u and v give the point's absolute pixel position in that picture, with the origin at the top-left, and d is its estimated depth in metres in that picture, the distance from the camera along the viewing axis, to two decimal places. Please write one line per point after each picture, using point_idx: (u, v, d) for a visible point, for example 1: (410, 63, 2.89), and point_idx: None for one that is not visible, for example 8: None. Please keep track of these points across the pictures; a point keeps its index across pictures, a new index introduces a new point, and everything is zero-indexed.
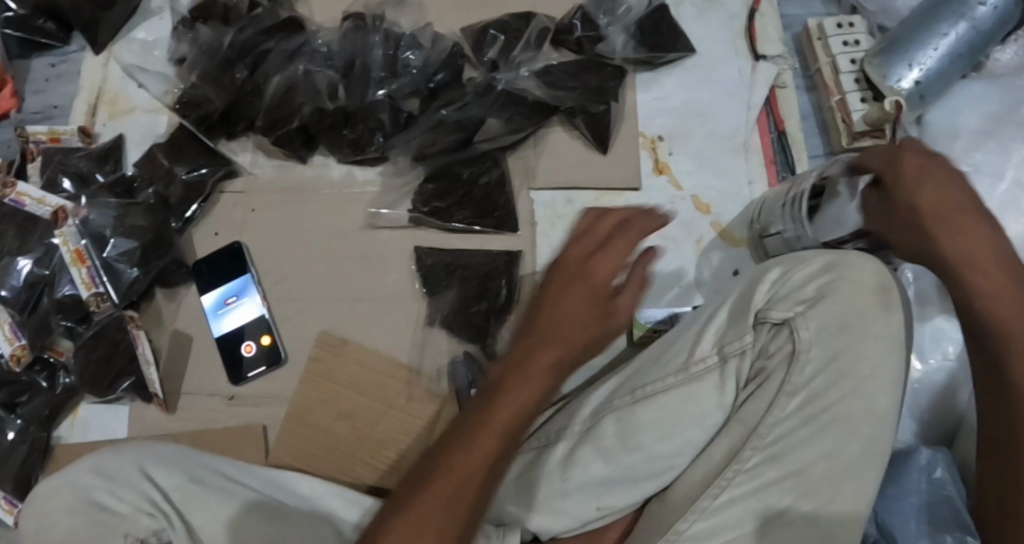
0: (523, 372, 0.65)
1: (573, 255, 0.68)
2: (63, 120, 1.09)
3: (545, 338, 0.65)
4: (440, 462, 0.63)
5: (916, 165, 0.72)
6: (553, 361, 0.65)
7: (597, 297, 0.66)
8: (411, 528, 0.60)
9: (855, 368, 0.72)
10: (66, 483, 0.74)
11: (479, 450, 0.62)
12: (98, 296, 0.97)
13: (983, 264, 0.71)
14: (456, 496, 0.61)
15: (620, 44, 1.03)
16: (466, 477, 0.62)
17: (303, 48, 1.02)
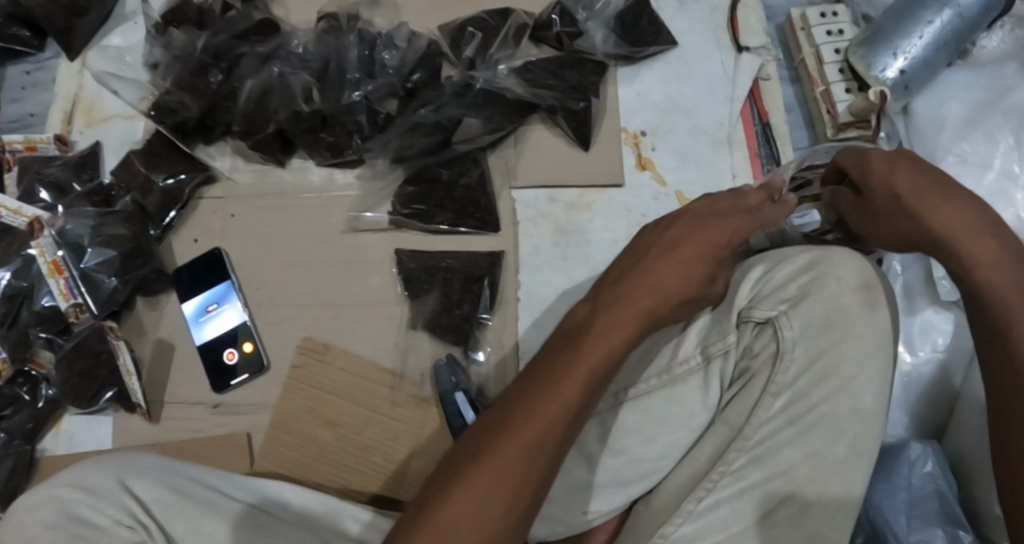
0: (618, 318, 0.63)
1: (682, 219, 0.70)
2: (39, 128, 1.07)
3: (642, 287, 0.65)
4: (528, 404, 0.59)
5: (883, 156, 0.74)
6: (644, 310, 0.64)
7: (711, 256, 0.68)
8: (508, 467, 0.57)
9: (839, 367, 0.71)
10: (45, 498, 0.73)
11: (571, 394, 0.59)
12: (76, 308, 0.95)
13: (965, 237, 0.70)
14: (544, 441, 0.57)
15: (600, 39, 1.01)
16: (553, 422, 0.58)
17: (280, 50, 1.01)
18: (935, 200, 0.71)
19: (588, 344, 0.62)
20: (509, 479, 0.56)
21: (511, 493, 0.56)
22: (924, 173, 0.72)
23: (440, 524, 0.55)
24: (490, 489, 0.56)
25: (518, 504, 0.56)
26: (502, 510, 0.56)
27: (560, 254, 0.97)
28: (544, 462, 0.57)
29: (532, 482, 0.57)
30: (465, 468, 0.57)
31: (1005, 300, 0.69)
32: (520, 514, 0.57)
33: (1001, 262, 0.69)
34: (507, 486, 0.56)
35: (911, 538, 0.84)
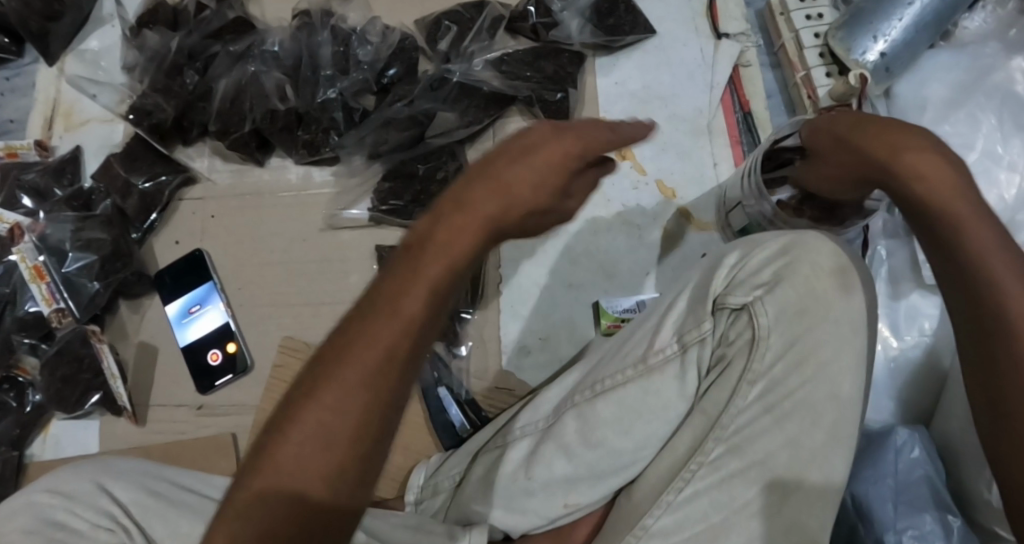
0: (457, 225, 0.55)
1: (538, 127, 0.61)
2: (20, 134, 1.07)
3: (491, 192, 0.57)
4: (365, 327, 0.51)
5: (851, 119, 0.72)
6: (488, 217, 0.56)
7: (571, 164, 0.60)
8: (340, 387, 0.50)
9: (816, 353, 0.70)
10: (22, 504, 0.74)
11: (409, 311, 0.52)
12: (59, 312, 0.95)
13: (935, 178, 0.65)
14: (382, 367, 0.50)
15: (576, 29, 1.00)
16: (393, 344, 0.51)
17: (252, 48, 1.00)
18: (906, 143, 0.68)
19: (426, 257, 0.54)
20: (349, 411, 0.50)
21: (353, 425, 0.50)
22: (889, 123, 0.70)
23: (271, 469, 0.49)
24: (328, 424, 0.49)
25: (363, 439, 0.50)
26: (346, 448, 0.50)
27: (539, 247, 0.96)
28: (388, 389, 0.51)
29: (379, 413, 0.50)
30: (296, 403, 0.50)
31: (992, 254, 0.63)
32: (367, 447, 0.50)
33: (975, 205, 0.65)
34: (346, 419, 0.50)
35: (898, 524, 0.83)
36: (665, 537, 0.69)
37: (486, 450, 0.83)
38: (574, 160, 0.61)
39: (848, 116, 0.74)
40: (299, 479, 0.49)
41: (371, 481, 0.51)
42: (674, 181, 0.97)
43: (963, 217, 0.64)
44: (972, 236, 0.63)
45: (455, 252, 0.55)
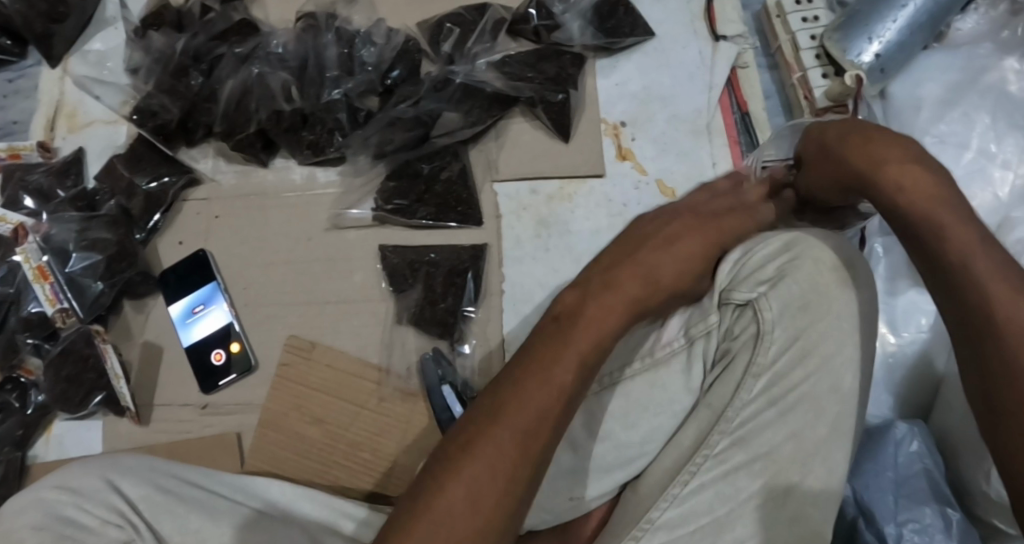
0: (607, 305, 0.66)
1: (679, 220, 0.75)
2: (22, 136, 1.08)
3: (636, 275, 0.69)
4: (513, 401, 0.60)
5: (842, 128, 0.74)
6: (633, 298, 0.68)
7: (701, 253, 0.74)
8: (490, 455, 0.58)
9: (819, 346, 0.71)
10: (31, 500, 0.74)
11: (555, 390, 0.61)
12: (63, 312, 0.95)
13: (912, 184, 0.66)
14: (533, 434, 0.59)
15: (577, 30, 1.01)
16: (540, 415, 0.60)
17: (257, 50, 1.01)
18: (883, 154, 0.69)
19: (577, 334, 0.64)
20: (501, 472, 0.58)
21: (501, 489, 0.58)
22: (871, 133, 0.71)
23: (427, 514, 0.56)
24: (482, 483, 0.57)
25: (513, 499, 0.58)
26: (493, 504, 0.57)
27: (542, 245, 0.97)
28: (534, 454, 0.59)
29: (524, 474, 0.58)
30: (455, 461, 0.58)
31: (974, 249, 0.62)
32: (519, 504, 0.59)
33: (953, 208, 0.64)
34: (497, 481, 0.58)
35: (899, 517, 0.85)
36: (671, 530, 0.70)
37: None
38: (711, 248, 0.75)
39: (835, 127, 0.75)
40: (449, 531, 0.56)
41: (516, 528, 0.59)
42: (674, 181, 0.98)
43: (939, 218, 0.64)
44: (951, 238, 0.63)
45: (591, 348, 0.64)
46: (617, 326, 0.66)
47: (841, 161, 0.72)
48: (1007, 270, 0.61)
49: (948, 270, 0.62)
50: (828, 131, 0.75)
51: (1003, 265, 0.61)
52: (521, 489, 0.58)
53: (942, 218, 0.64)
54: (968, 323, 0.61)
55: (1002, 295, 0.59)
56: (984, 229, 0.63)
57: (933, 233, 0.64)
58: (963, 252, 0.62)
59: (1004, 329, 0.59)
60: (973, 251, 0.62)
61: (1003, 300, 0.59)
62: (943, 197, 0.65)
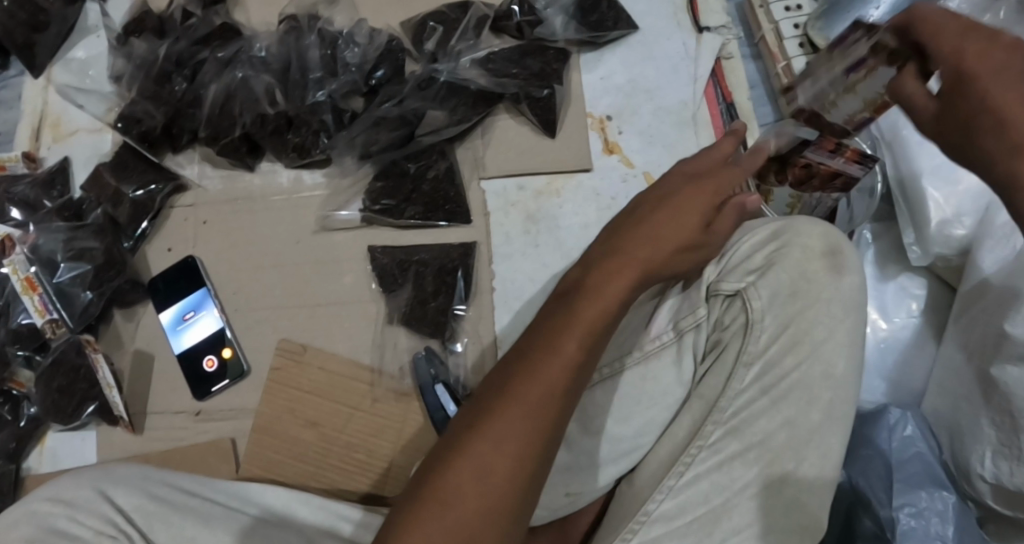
0: (614, 271, 0.65)
1: (667, 179, 0.71)
2: (7, 146, 1.08)
3: (646, 240, 0.67)
4: (519, 377, 0.59)
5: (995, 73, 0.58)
6: (644, 262, 0.66)
7: (700, 208, 0.68)
8: (499, 432, 0.57)
9: (809, 333, 0.72)
10: (23, 514, 0.74)
11: (564, 359, 0.60)
12: (52, 323, 0.95)
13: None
14: (542, 406, 0.58)
15: (561, 26, 1.01)
16: (552, 394, 0.59)
17: (241, 54, 1.00)
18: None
19: (593, 306, 0.63)
20: (508, 448, 0.57)
21: (511, 465, 0.57)
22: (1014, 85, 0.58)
23: (438, 495, 0.56)
24: (491, 459, 0.57)
25: (522, 480, 0.57)
26: (504, 482, 0.57)
27: (531, 241, 0.97)
28: (546, 427, 0.58)
29: (536, 447, 0.58)
30: (460, 441, 0.58)
31: None
32: (530, 484, 0.58)
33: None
34: (506, 456, 0.57)
35: (895, 502, 0.86)
36: (668, 521, 0.69)
37: None
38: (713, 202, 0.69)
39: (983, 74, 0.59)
40: (461, 512, 0.56)
41: (528, 508, 0.58)
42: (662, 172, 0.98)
43: None
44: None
45: (600, 315, 0.62)
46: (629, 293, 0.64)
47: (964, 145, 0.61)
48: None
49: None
50: (970, 75, 0.59)
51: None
52: (531, 469, 0.58)
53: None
54: None
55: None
56: None
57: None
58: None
59: None
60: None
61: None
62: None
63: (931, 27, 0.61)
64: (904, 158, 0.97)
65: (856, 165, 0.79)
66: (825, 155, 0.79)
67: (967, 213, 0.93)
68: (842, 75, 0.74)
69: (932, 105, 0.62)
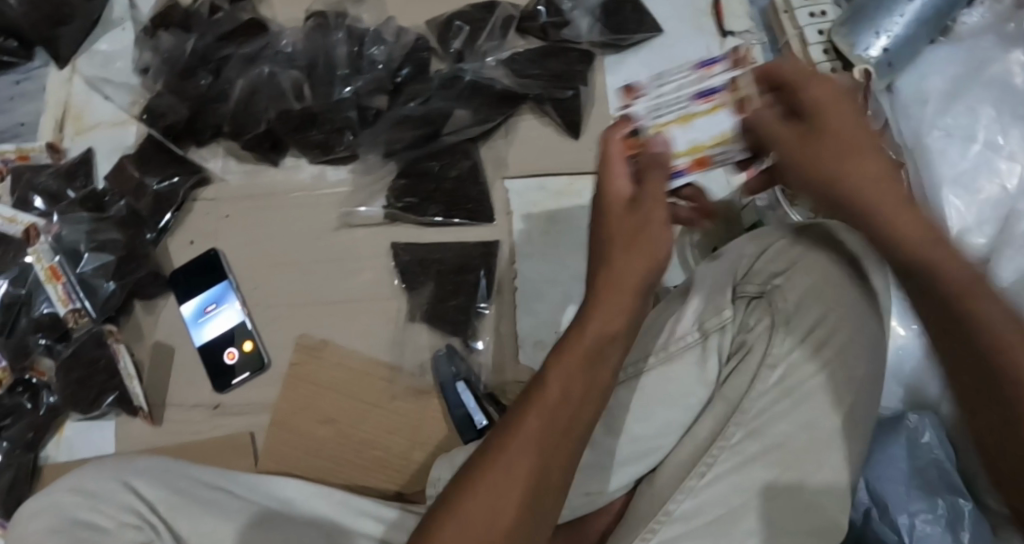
0: (607, 299, 0.59)
1: (604, 195, 0.62)
2: (31, 137, 1.09)
3: (625, 259, 0.59)
4: (510, 427, 0.56)
5: (833, 108, 0.60)
6: (636, 281, 0.59)
7: (650, 212, 0.61)
8: (501, 477, 0.54)
9: (831, 337, 0.72)
10: (47, 504, 0.74)
11: (557, 397, 0.56)
12: (75, 312, 0.97)
13: (957, 272, 0.56)
14: (543, 444, 0.55)
15: (586, 28, 1.02)
16: (537, 440, 0.55)
17: (266, 50, 1.01)
18: (875, 172, 0.59)
19: (567, 348, 0.58)
20: (511, 491, 0.53)
21: (512, 512, 0.53)
22: (836, 123, 0.60)
23: None
24: (494, 508, 0.53)
25: (522, 525, 0.53)
26: (508, 524, 0.53)
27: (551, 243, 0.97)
28: (550, 464, 0.55)
29: (543, 484, 0.54)
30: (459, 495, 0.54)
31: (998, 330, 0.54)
32: (540, 516, 0.55)
33: (991, 297, 0.55)
34: (507, 503, 0.53)
35: (911, 507, 0.86)
36: (687, 520, 0.69)
37: None
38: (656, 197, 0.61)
39: (841, 123, 0.60)
40: None
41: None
42: None
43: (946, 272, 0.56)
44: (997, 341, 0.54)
45: (598, 333, 0.58)
46: (613, 324, 0.58)
47: (828, 189, 0.60)
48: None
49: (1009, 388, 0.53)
50: (813, 109, 0.61)
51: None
52: (528, 510, 0.54)
53: (996, 314, 0.55)
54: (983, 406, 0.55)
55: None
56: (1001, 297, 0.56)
57: (974, 333, 0.55)
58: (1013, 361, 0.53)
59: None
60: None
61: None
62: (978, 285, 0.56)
63: (798, 79, 0.62)
64: (927, 165, 0.96)
65: None
66: None
67: (988, 221, 0.93)
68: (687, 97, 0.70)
69: (797, 140, 0.61)
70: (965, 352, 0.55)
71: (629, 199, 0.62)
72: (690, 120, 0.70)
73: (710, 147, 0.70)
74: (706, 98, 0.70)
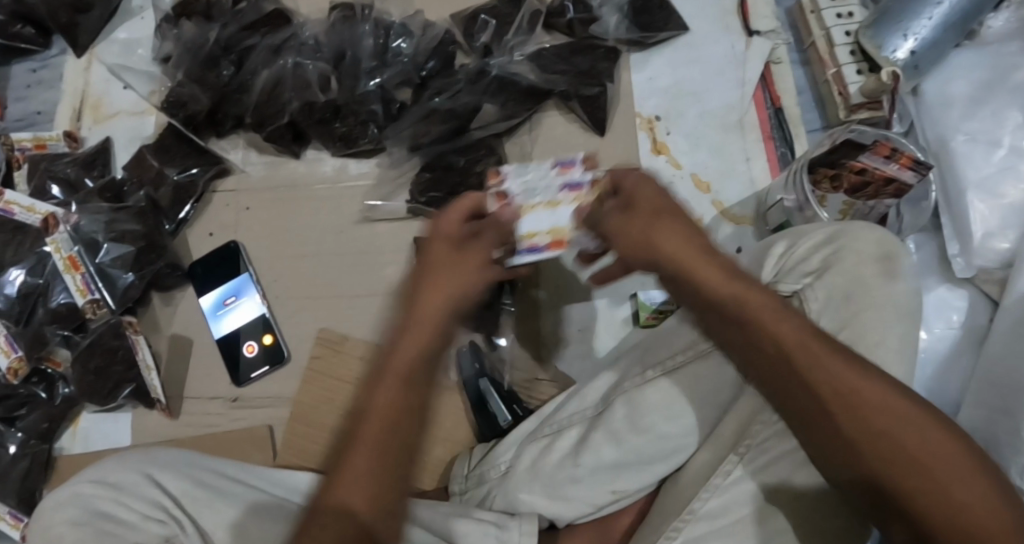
0: (414, 334, 0.62)
1: (433, 243, 0.68)
2: (48, 125, 1.07)
3: (433, 293, 0.64)
4: (348, 447, 0.59)
5: (646, 195, 0.66)
6: (451, 308, 0.64)
7: (457, 253, 0.67)
8: (352, 482, 0.58)
9: (863, 337, 0.68)
10: (69, 495, 0.72)
11: (384, 410, 0.59)
12: (93, 303, 0.94)
13: (792, 340, 0.58)
14: (388, 455, 0.59)
15: (613, 25, 1.01)
16: (377, 454, 0.58)
17: (292, 40, 1.00)
18: (684, 240, 0.62)
19: (393, 371, 0.61)
20: (370, 491, 0.57)
21: (363, 521, 0.56)
22: (661, 205, 0.64)
23: None
24: (343, 518, 0.56)
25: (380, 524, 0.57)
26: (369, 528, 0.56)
27: None
28: (392, 473, 0.58)
29: (387, 491, 0.58)
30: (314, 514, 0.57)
31: (851, 387, 0.56)
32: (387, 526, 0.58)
33: (837, 361, 0.57)
34: (367, 505, 0.57)
35: None
36: (712, 519, 0.69)
37: (531, 439, 0.83)
38: (460, 239, 0.68)
39: (658, 192, 0.65)
40: None
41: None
42: (709, 175, 0.99)
43: (791, 350, 0.58)
44: (860, 412, 0.56)
45: (414, 359, 0.61)
46: (426, 350, 0.62)
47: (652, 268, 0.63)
48: (935, 455, 0.54)
49: (862, 447, 0.56)
50: (637, 198, 0.66)
51: (975, 472, 0.54)
52: (389, 510, 0.58)
53: (826, 362, 0.57)
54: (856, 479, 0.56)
55: (923, 479, 0.54)
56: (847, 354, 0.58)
57: (837, 425, 0.56)
58: (869, 427, 0.55)
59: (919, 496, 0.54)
60: (887, 428, 0.55)
61: (956, 492, 0.53)
62: (833, 357, 0.57)
63: (625, 175, 0.68)
64: (951, 170, 0.96)
65: (910, 172, 0.82)
66: (880, 161, 0.83)
67: (1012, 226, 0.93)
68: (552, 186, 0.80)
69: (618, 219, 0.66)
70: (819, 428, 0.57)
71: (456, 237, 0.68)
72: (557, 206, 0.79)
73: (568, 230, 0.78)
74: (574, 189, 0.79)
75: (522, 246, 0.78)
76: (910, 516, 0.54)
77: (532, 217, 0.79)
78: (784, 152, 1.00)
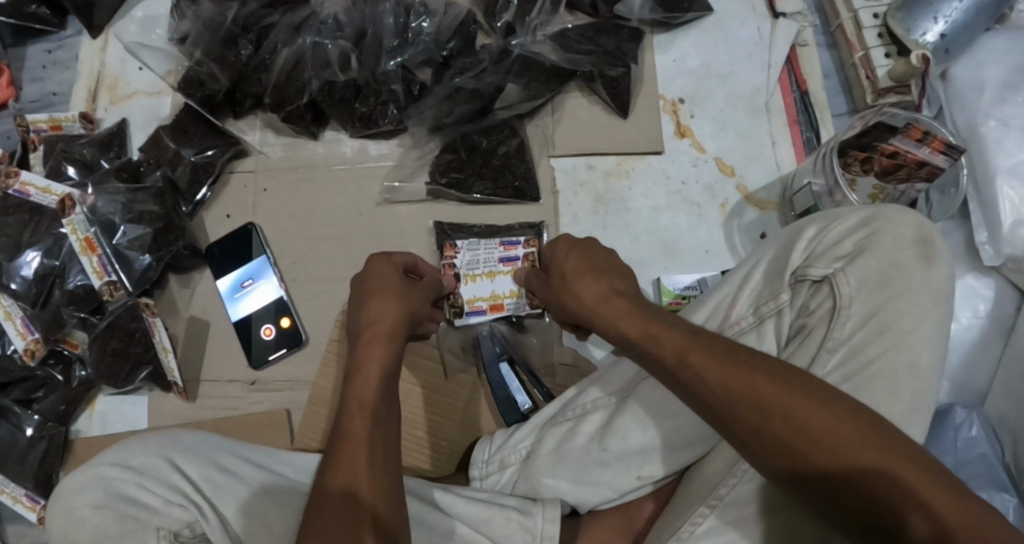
0: (372, 346, 0.70)
1: (357, 284, 0.76)
2: (63, 107, 1.06)
3: (379, 325, 0.72)
4: (339, 440, 0.65)
5: (565, 260, 0.74)
6: (392, 327, 0.72)
7: (396, 286, 0.75)
8: (347, 465, 0.63)
9: (897, 321, 0.68)
10: (90, 479, 0.70)
11: (363, 403, 0.66)
12: (110, 285, 0.92)
13: (696, 363, 0.60)
14: (371, 439, 0.64)
15: (638, 5, 0.99)
16: (370, 434, 0.65)
17: (311, 20, 0.97)
18: (593, 289, 0.69)
19: (362, 372, 0.68)
20: (363, 472, 0.63)
21: (370, 491, 0.62)
22: (578, 267, 0.72)
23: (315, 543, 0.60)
24: (350, 495, 0.62)
25: (379, 501, 0.62)
26: (371, 503, 0.62)
27: (599, 222, 0.96)
28: (381, 450, 0.64)
29: (379, 463, 0.64)
30: (313, 513, 0.62)
31: (765, 392, 0.58)
32: (390, 498, 0.63)
33: (724, 364, 0.59)
34: (365, 482, 0.63)
35: None
36: (740, 506, 0.67)
37: (552, 424, 0.82)
38: (397, 281, 0.76)
39: (574, 256, 0.73)
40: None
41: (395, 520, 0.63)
42: (733, 159, 0.98)
43: (698, 364, 0.60)
44: (789, 412, 0.57)
45: (383, 363, 0.69)
46: (389, 354, 0.70)
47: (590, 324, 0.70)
48: (869, 437, 0.57)
49: (794, 453, 0.57)
50: (557, 267, 0.74)
51: (900, 449, 0.57)
52: (385, 487, 0.63)
53: (741, 377, 0.59)
54: (819, 486, 0.57)
55: (868, 456, 0.56)
56: (762, 361, 0.59)
57: (762, 433, 0.58)
58: (802, 426, 0.57)
59: (873, 476, 0.56)
60: (812, 415, 0.57)
61: (898, 468, 0.56)
62: (718, 363, 0.59)
63: (551, 247, 0.76)
64: (980, 156, 0.94)
65: (942, 156, 0.81)
66: (911, 144, 0.82)
67: None
68: (495, 256, 0.93)
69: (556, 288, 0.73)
70: (757, 453, 0.58)
71: (395, 278, 0.76)
72: (495, 276, 0.93)
73: (505, 298, 0.93)
74: (511, 262, 0.93)
75: (465, 310, 0.92)
76: (864, 499, 0.56)
77: (474, 285, 0.92)
78: (809, 137, 0.99)
